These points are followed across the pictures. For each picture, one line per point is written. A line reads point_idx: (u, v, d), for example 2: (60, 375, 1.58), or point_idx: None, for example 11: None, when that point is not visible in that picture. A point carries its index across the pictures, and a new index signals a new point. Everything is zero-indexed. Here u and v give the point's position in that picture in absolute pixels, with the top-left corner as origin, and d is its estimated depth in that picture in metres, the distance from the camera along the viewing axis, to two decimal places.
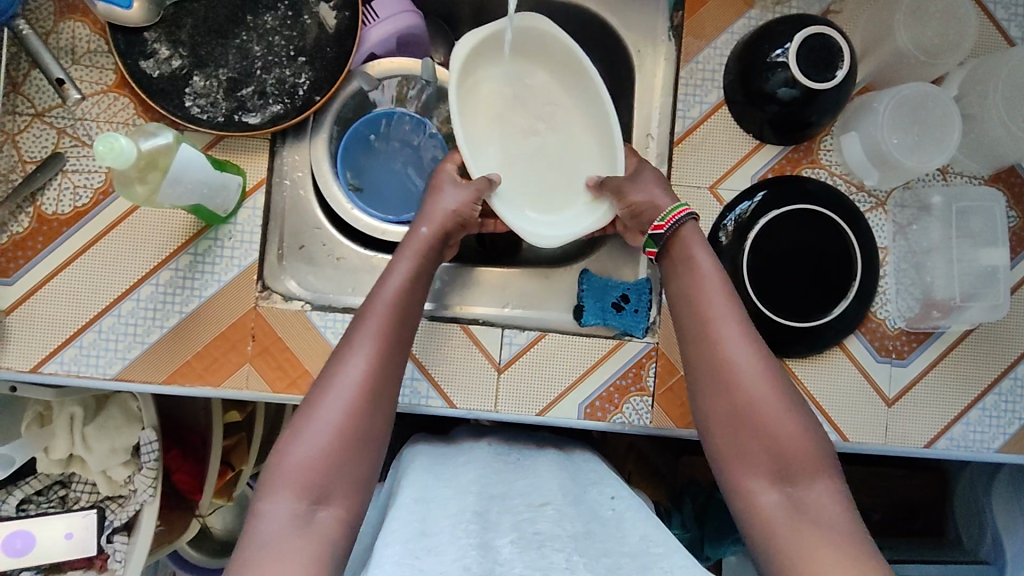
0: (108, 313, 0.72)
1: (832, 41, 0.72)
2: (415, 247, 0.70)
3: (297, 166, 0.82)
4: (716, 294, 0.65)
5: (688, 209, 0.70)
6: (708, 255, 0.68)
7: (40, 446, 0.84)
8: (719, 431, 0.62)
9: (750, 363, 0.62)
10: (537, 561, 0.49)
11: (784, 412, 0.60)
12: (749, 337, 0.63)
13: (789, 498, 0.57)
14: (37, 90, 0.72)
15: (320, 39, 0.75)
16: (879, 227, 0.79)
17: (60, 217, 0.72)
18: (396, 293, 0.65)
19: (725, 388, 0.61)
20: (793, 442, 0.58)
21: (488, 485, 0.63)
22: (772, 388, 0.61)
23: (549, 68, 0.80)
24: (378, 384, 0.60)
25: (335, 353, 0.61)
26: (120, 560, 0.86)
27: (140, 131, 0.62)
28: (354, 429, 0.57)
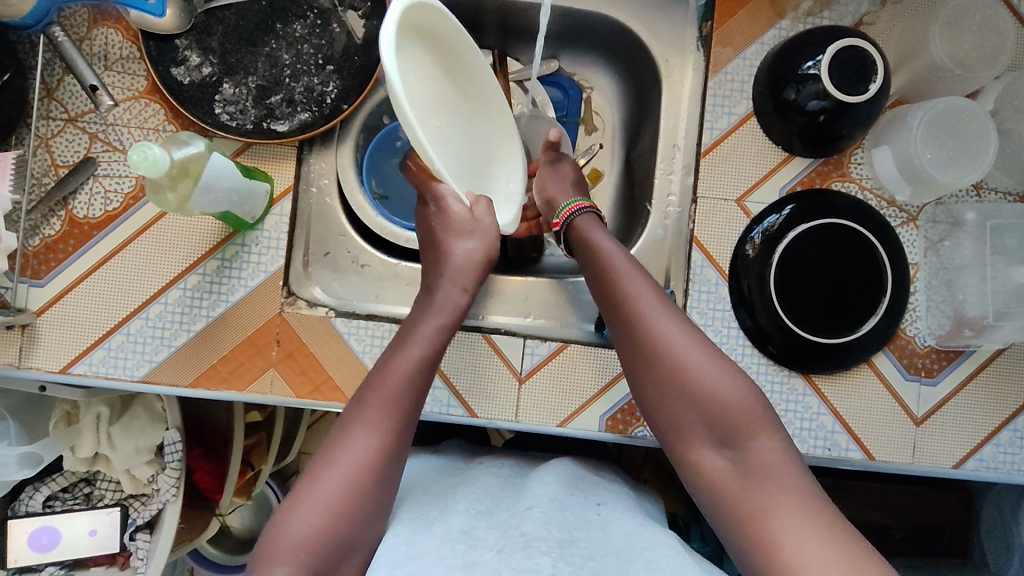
0: (137, 316, 0.73)
1: (865, 54, 0.70)
2: (449, 310, 0.68)
3: (323, 173, 0.82)
4: (628, 273, 0.66)
5: (584, 202, 0.74)
6: (607, 239, 0.70)
7: (67, 444, 0.85)
8: (663, 414, 0.62)
9: (676, 337, 0.63)
10: (523, 563, 0.50)
11: (711, 378, 0.61)
12: (666, 311, 0.64)
13: (734, 460, 0.58)
14: (71, 96, 0.73)
15: (348, 48, 0.76)
16: (910, 242, 0.78)
17: (90, 221, 0.73)
18: (415, 363, 0.64)
19: (656, 364, 0.62)
20: (729, 406, 0.59)
21: (477, 503, 0.62)
22: (697, 357, 0.62)
23: (427, 51, 0.68)
24: (385, 458, 0.59)
25: (341, 423, 0.60)
26: (141, 558, 0.87)
27: (174, 140, 0.63)
28: (357, 501, 0.56)
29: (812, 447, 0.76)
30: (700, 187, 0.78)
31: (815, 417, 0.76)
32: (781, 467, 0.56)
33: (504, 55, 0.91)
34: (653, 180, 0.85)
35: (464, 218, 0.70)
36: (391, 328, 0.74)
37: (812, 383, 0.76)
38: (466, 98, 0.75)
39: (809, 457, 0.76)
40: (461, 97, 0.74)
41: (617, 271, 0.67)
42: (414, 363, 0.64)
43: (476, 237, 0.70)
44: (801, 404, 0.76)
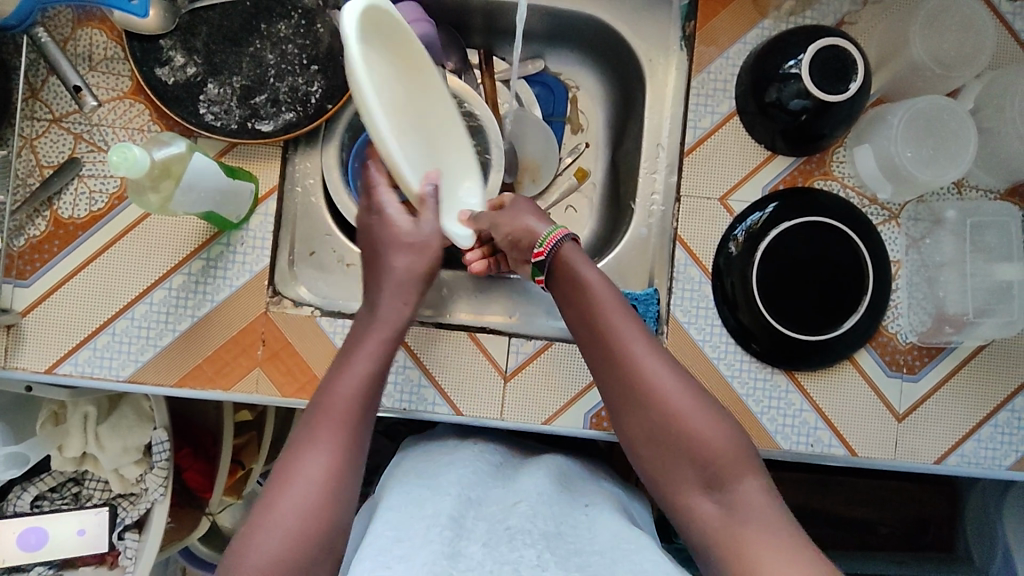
0: (122, 316, 0.73)
1: (846, 54, 0.71)
2: (393, 324, 0.68)
3: (308, 172, 0.83)
4: (614, 310, 0.66)
5: (566, 229, 0.71)
6: (594, 271, 0.70)
7: (54, 444, 0.86)
8: (646, 453, 0.63)
9: (661, 372, 0.63)
10: (506, 555, 0.51)
11: (695, 418, 0.61)
12: (655, 348, 0.64)
13: (719, 499, 0.58)
14: (55, 96, 0.73)
15: (333, 47, 0.76)
16: (891, 240, 0.78)
17: (75, 221, 0.73)
18: (363, 382, 0.63)
19: (641, 403, 0.62)
20: (716, 448, 0.60)
21: (467, 488, 0.62)
22: (683, 398, 0.62)
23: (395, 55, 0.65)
24: (342, 477, 0.57)
25: (295, 442, 0.59)
26: (130, 557, 0.89)
27: (155, 141, 0.63)
28: (323, 519, 0.55)
29: (794, 443, 0.77)
30: (684, 185, 0.79)
31: (798, 413, 0.77)
32: (764, 505, 0.56)
33: (490, 53, 0.91)
34: (637, 179, 0.86)
35: (406, 222, 0.71)
36: None
37: (795, 379, 0.77)
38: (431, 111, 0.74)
39: (792, 453, 0.76)
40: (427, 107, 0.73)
41: (604, 304, 0.66)
42: (364, 378, 0.63)
43: (416, 245, 0.71)
44: (783, 401, 0.77)
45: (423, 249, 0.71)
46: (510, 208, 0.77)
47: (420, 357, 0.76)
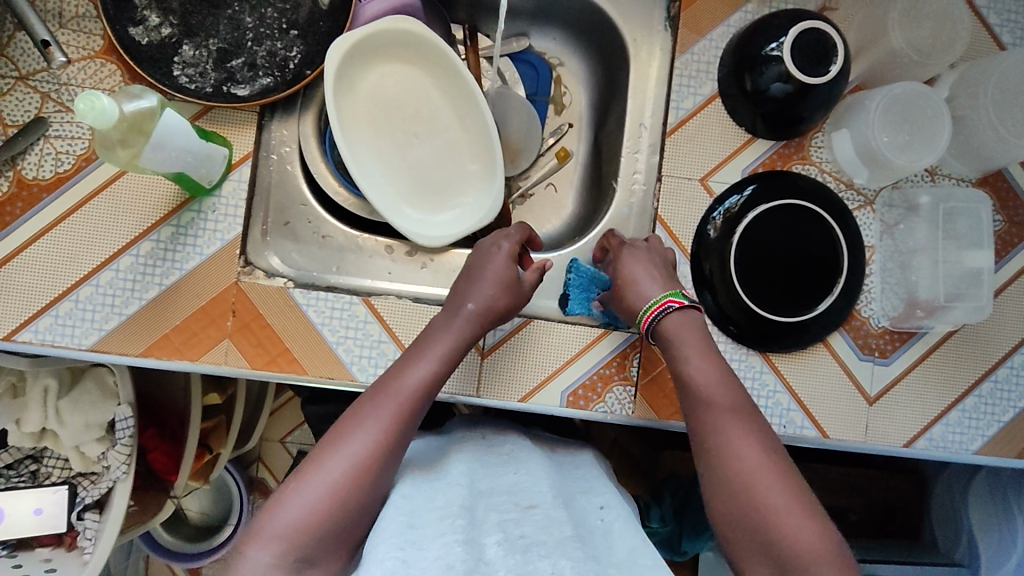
0: (86, 283, 0.70)
1: (827, 37, 0.72)
2: (463, 333, 0.66)
3: (284, 140, 0.79)
4: (722, 378, 0.63)
5: (671, 302, 0.67)
6: (706, 349, 0.65)
7: (12, 418, 0.84)
8: (723, 524, 0.58)
9: (759, 457, 0.58)
10: (524, 567, 0.50)
11: (786, 506, 0.55)
12: (759, 434, 0.60)
13: None
14: (22, 53, 0.71)
15: (313, 13, 0.74)
16: (866, 226, 0.79)
17: (40, 183, 0.71)
18: (423, 385, 0.61)
19: (728, 478, 0.58)
20: (801, 545, 0.53)
21: (476, 480, 0.63)
22: (781, 483, 0.56)
23: (436, 82, 0.82)
24: (382, 467, 0.57)
25: (348, 420, 0.59)
26: (89, 538, 0.88)
27: (124, 93, 0.60)
28: (356, 497, 0.56)
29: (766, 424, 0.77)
30: (664, 166, 0.79)
31: (771, 394, 0.77)
32: None
33: (474, 30, 0.91)
34: (619, 159, 0.84)
35: (509, 273, 0.70)
36: (351, 300, 0.73)
37: (770, 360, 0.77)
38: (457, 118, 0.83)
39: None
40: (455, 115, 0.83)
41: (708, 384, 0.62)
42: (426, 378, 0.62)
43: (511, 288, 0.69)
44: (758, 381, 0.77)
45: (511, 296, 0.69)
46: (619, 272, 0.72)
47: (396, 332, 0.74)
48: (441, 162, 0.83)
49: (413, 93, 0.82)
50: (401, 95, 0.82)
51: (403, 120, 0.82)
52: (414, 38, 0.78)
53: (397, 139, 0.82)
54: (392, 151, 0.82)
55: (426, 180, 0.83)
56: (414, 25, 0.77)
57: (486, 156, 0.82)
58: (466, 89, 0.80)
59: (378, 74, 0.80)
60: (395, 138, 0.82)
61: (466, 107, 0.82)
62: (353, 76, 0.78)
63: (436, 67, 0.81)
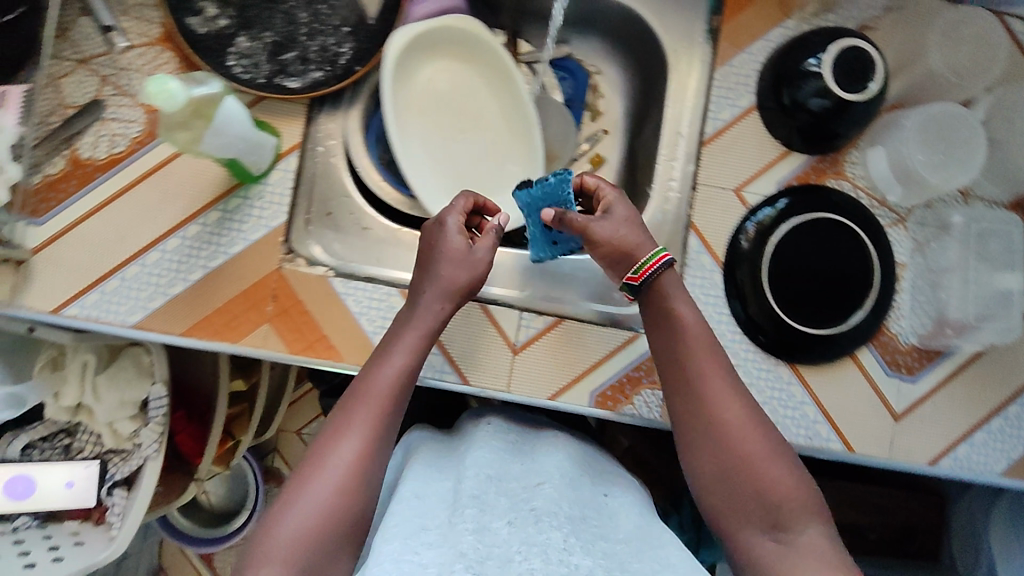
0: (133, 262, 0.73)
1: (866, 55, 0.74)
2: (427, 324, 0.66)
3: (330, 134, 0.81)
4: (700, 334, 0.66)
5: (667, 255, 0.67)
6: (690, 308, 0.68)
7: (51, 390, 0.87)
8: (708, 479, 0.63)
9: (737, 412, 0.63)
10: (535, 536, 0.53)
11: (767, 457, 0.61)
12: (734, 388, 0.64)
13: (781, 544, 0.58)
14: (84, 37, 0.75)
15: (365, 11, 0.76)
16: (898, 243, 0.79)
17: (94, 163, 0.73)
18: (396, 381, 0.63)
19: (711, 434, 0.63)
20: (784, 489, 0.60)
21: (485, 467, 0.63)
22: (758, 435, 0.62)
23: (488, 84, 0.85)
24: (371, 466, 0.59)
25: (328, 431, 0.60)
26: (118, 514, 0.90)
27: (189, 78, 0.62)
28: (350, 505, 0.57)
29: (793, 435, 0.77)
30: (699, 175, 0.80)
31: (799, 406, 0.78)
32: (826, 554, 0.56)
33: (516, 36, 0.93)
34: (656, 166, 0.85)
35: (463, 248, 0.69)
36: (388, 291, 0.75)
37: (797, 372, 0.78)
38: (503, 120, 0.85)
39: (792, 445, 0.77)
40: (502, 116, 0.85)
41: (693, 343, 0.66)
42: (399, 376, 0.63)
43: (465, 263, 0.68)
44: (785, 392, 0.78)
45: (468, 271, 0.68)
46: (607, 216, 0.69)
47: None
48: (483, 160, 0.85)
49: (463, 91, 0.85)
50: (453, 92, 0.84)
51: (451, 117, 0.85)
52: (472, 39, 0.82)
53: (444, 135, 0.84)
54: (438, 146, 0.84)
55: (467, 177, 0.85)
56: (474, 25, 0.81)
57: (529, 157, 0.84)
58: (517, 92, 0.83)
59: (433, 68, 0.84)
60: (442, 133, 0.84)
61: (513, 110, 0.84)
62: (410, 69, 0.81)
63: (491, 69, 0.84)
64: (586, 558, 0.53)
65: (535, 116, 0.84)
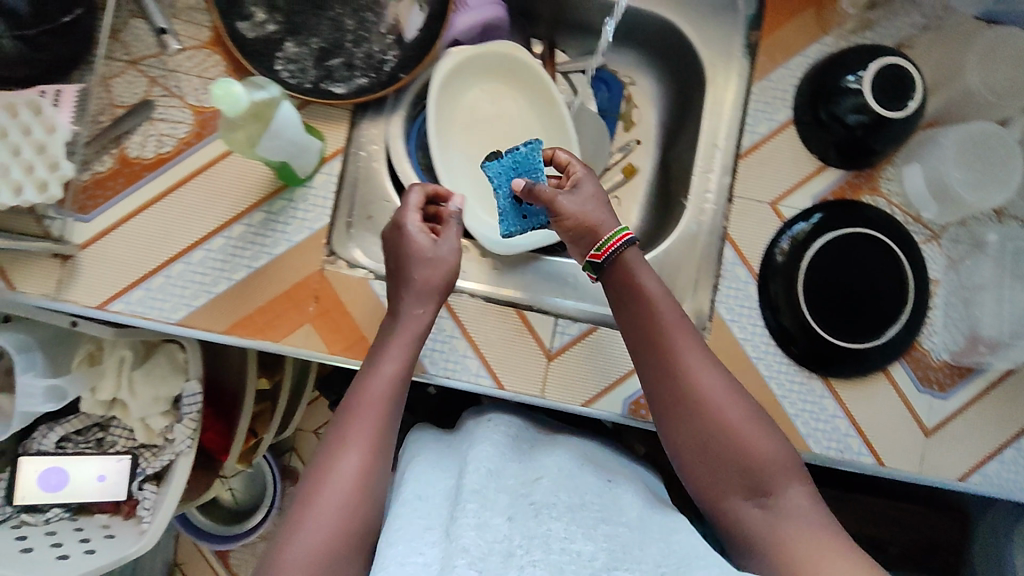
0: (178, 260, 0.74)
1: (905, 73, 0.75)
2: (415, 329, 0.69)
3: (373, 139, 0.82)
4: (669, 305, 0.67)
5: (629, 234, 0.70)
6: (654, 279, 0.69)
7: (89, 385, 0.88)
8: (689, 452, 0.63)
9: (712, 381, 0.64)
10: (535, 529, 0.56)
11: (745, 423, 0.62)
12: (707, 357, 0.65)
13: (767, 510, 0.60)
14: (135, 38, 0.75)
15: (409, 19, 0.78)
16: (932, 260, 0.80)
17: (143, 162, 0.74)
18: (389, 388, 0.64)
19: (688, 405, 0.63)
20: (765, 454, 0.61)
21: (483, 463, 0.64)
22: (734, 401, 0.63)
23: (532, 106, 0.86)
24: (374, 474, 0.60)
25: (326, 445, 0.61)
26: (148, 508, 0.91)
27: (249, 82, 0.63)
28: (358, 514, 0.58)
29: (824, 447, 0.78)
30: (736, 188, 0.80)
31: (830, 419, 0.78)
32: (812, 515, 0.58)
33: (553, 46, 0.94)
34: (692, 177, 0.86)
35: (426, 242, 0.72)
36: None
37: (831, 386, 0.79)
38: (545, 139, 0.86)
39: (822, 457, 0.78)
40: (544, 138, 0.86)
41: (664, 314, 0.67)
42: (391, 383, 0.65)
43: (433, 261, 0.71)
44: (817, 406, 0.78)
45: (436, 268, 0.71)
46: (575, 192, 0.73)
47: (468, 329, 0.78)
48: None
49: (507, 112, 0.86)
50: (498, 113, 0.86)
51: (495, 136, 0.87)
52: (516, 63, 0.83)
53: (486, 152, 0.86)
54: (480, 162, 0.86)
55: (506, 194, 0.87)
56: (519, 51, 0.81)
57: None
58: (558, 115, 0.84)
59: (478, 89, 0.86)
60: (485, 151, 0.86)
61: (554, 131, 0.85)
62: (457, 90, 0.84)
63: (534, 91, 0.85)
64: (588, 543, 0.56)
65: (573, 140, 0.84)
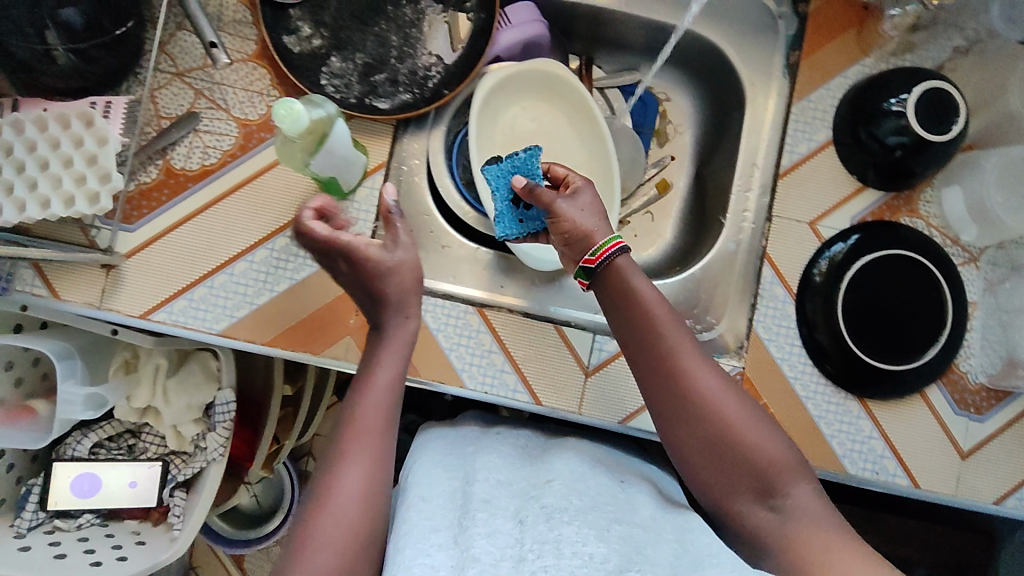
0: (222, 271, 0.74)
1: (947, 96, 0.74)
2: (402, 338, 0.66)
3: (414, 153, 0.82)
4: (666, 311, 0.67)
5: (620, 243, 0.69)
6: (648, 284, 0.68)
7: (123, 393, 0.88)
8: (694, 457, 0.63)
9: (712, 384, 0.64)
10: (547, 534, 0.56)
11: (747, 425, 0.63)
12: (705, 362, 0.65)
13: (777, 509, 0.61)
14: (182, 51, 0.76)
15: (452, 36, 0.79)
16: (970, 282, 0.80)
17: (187, 173, 0.75)
18: (380, 398, 0.62)
19: (691, 410, 0.63)
20: (771, 455, 0.62)
21: (494, 472, 0.66)
22: (735, 403, 0.64)
23: (571, 125, 0.86)
24: (377, 487, 0.58)
25: (325, 462, 0.59)
26: (178, 514, 0.92)
27: (307, 101, 0.64)
28: (364, 528, 0.56)
29: (860, 468, 0.78)
30: (775, 207, 0.81)
31: (866, 440, 0.78)
32: (821, 513, 0.60)
33: (590, 61, 0.94)
34: (730, 196, 0.86)
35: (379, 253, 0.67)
36: (465, 308, 0.77)
37: (867, 407, 0.79)
38: (584, 157, 0.86)
39: (857, 477, 0.78)
40: (582, 156, 0.86)
41: (661, 319, 0.66)
42: (383, 395, 0.62)
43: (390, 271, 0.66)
44: (853, 427, 0.79)
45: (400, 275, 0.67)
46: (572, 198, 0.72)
47: (507, 345, 0.77)
48: None
49: (546, 129, 0.87)
50: (537, 131, 0.87)
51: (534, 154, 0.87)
52: (555, 80, 0.83)
53: None
54: None
55: None
56: (561, 69, 0.82)
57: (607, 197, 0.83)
58: (598, 134, 0.84)
59: (518, 106, 0.86)
60: None
61: (593, 149, 0.85)
62: (498, 107, 0.84)
63: (574, 109, 0.85)
64: (600, 545, 0.55)
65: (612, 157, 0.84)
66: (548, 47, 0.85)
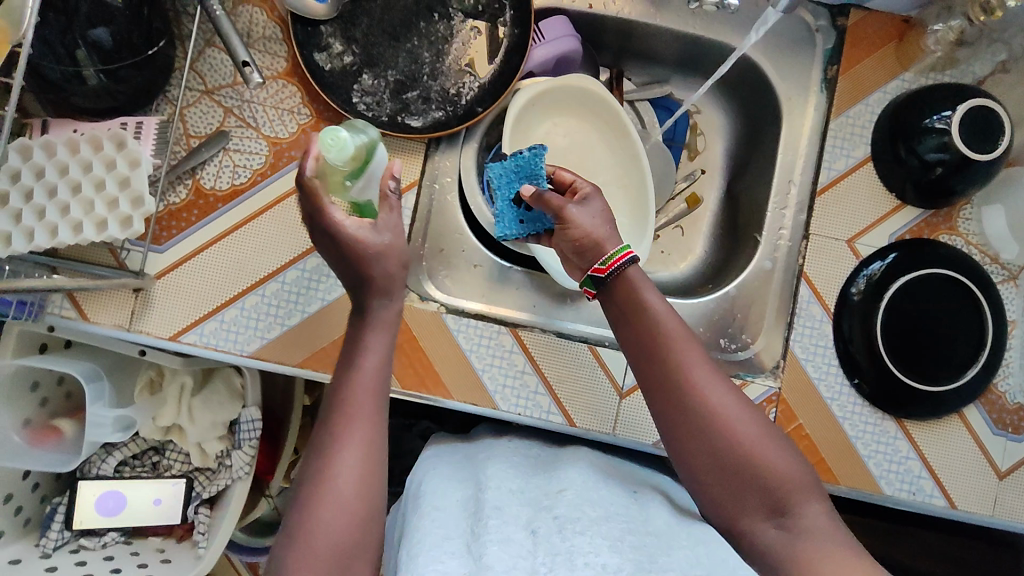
0: (252, 292, 0.73)
1: (992, 115, 0.73)
2: (388, 321, 0.65)
3: (446, 172, 0.81)
4: (675, 324, 0.66)
5: (631, 252, 0.69)
6: (659, 297, 0.67)
7: (149, 413, 0.87)
8: (702, 472, 0.62)
9: (722, 398, 0.63)
10: (559, 546, 0.55)
11: (756, 441, 0.61)
12: (716, 376, 0.64)
13: (786, 528, 0.58)
14: (210, 67, 0.74)
15: (485, 51, 0.77)
16: (1009, 300, 0.79)
17: (217, 193, 0.73)
18: (370, 378, 0.61)
19: (699, 425, 0.62)
20: (780, 471, 0.60)
21: (508, 482, 0.65)
22: (744, 418, 0.62)
23: (604, 141, 0.85)
24: (372, 469, 0.58)
25: (319, 444, 0.58)
26: (202, 532, 0.91)
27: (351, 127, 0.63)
28: (362, 511, 0.56)
29: (896, 489, 0.77)
30: (812, 224, 0.80)
31: (903, 461, 0.78)
32: (831, 531, 0.57)
33: (621, 73, 0.93)
34: (765, 213, 0.84)
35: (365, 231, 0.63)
36: (498, 329, 0.76)
37: (903, 426, 0.78)
38: (616, 174, 0.85)
39: (893, 498, 0.77)
40: (614, 172, 0.85)
41: (670, 332, 0.65)
42: (372, 376, 0.61)
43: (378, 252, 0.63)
44: (890, 447, 0.78)
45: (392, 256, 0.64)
46: (581, 203, 0.71)
47: (540, 365, 0.76)
48: None
49: (578, 145, 0.86)
50: (569, 146, 0.85)
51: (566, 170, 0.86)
52: (589, 96, 0.82)
53: None
54: None
55: None
56: (595, 85, 0.81)
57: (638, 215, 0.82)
58: (631, 150, 0.83)
59: (552, 122, 0.85)
60: None
61: (625, 166, 0.84)
62: (531, 122, 0.83)
63: (607, 124, 0.84)
64: (614, 555, 0.54)
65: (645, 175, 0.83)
66: (578, 62, 0.83)
